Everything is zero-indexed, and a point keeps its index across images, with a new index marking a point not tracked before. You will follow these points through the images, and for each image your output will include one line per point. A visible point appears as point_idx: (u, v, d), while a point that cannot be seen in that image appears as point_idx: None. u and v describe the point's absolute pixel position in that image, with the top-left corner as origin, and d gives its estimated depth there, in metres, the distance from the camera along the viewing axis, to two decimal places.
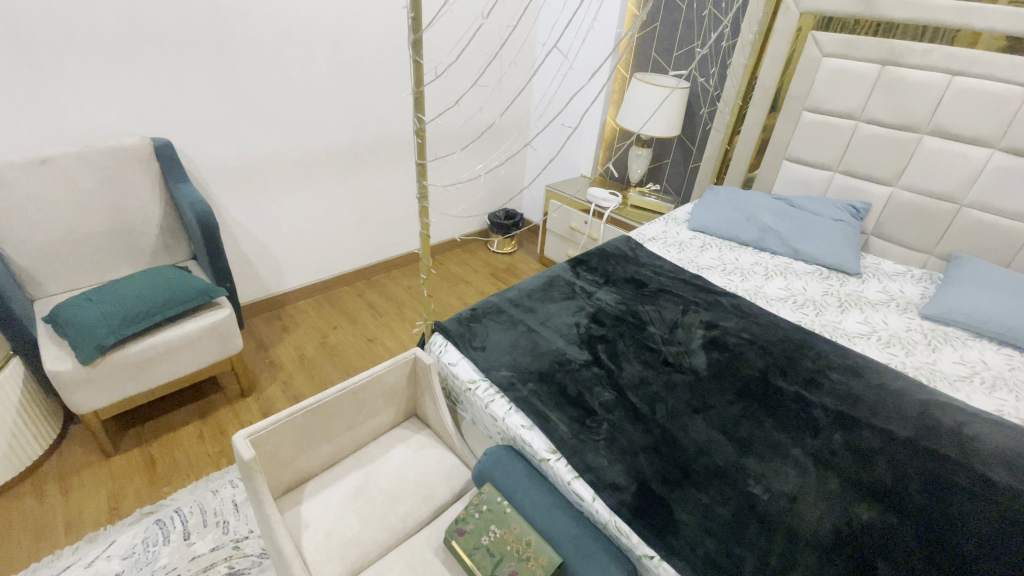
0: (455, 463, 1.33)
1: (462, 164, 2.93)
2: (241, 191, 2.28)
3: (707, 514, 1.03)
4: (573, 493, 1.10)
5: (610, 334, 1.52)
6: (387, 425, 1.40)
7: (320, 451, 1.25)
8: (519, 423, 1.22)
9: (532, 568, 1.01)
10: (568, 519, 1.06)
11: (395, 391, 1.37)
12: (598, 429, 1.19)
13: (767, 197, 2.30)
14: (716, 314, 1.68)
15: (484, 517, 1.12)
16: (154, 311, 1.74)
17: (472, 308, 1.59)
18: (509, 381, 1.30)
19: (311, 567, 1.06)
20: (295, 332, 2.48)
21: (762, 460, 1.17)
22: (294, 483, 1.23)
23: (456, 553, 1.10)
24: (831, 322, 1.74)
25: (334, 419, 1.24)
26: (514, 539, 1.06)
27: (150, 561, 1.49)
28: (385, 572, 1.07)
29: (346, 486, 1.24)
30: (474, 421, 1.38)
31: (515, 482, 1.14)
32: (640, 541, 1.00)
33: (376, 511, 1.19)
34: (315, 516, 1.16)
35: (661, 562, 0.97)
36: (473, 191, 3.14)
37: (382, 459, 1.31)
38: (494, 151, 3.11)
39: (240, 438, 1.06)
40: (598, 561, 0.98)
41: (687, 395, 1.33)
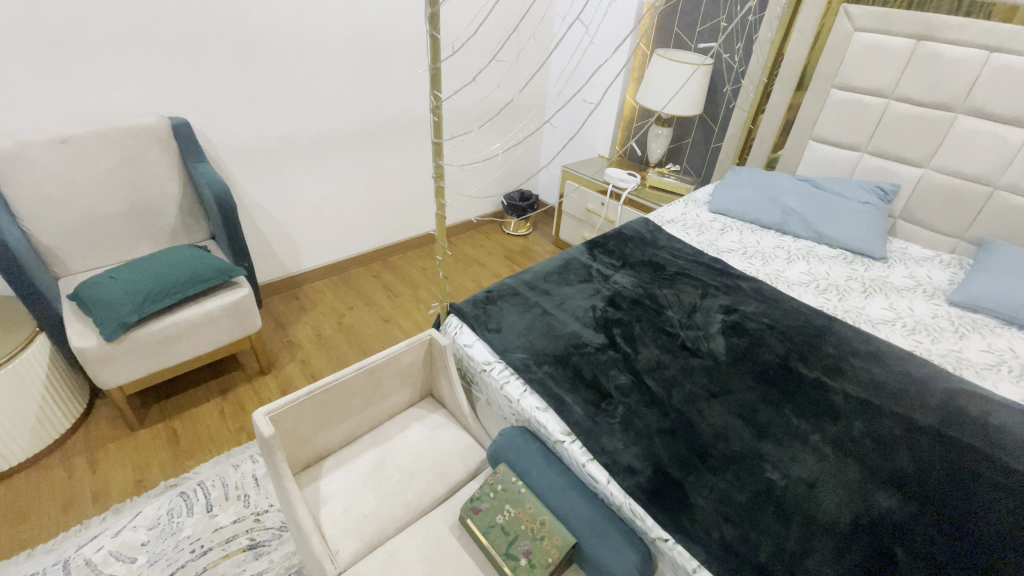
0: (470, 443, 1.34)
1: (478, 143, 2.90)
2: (259, 172, 2.29)
3: (722, 499, 1.02)
4: (587, 475, 1.10)
5: (627, 318, 1.50)
6: (403, 404, 1.41)
7: (337, 429, 1.26)
8: (535, 405, 1.22)
9: (547, 548, 1.02)
10: (582, 500, 1.06)
11: (412, 372, 1.37)
12: (614, 412, 1.18)
13: (791, 179, 2.23)
14: (736, 298, 1.65)
15: (500, 496, 1.12)
16: (175, 289, 1.77)
17: (487, 290, 1.58)
18: (525, 364, 1.30)
19: (330, 541, 1.09)
20: (312, 312, 2.50)
21: (780, 445, 1.15)
22: (313, 459, 1.25)
23: (471, 531, 1.10)
24: (854, 308, 1.70)
25: (352, 398, 1.25)
26: (529, 518, 1.07)
27: (174, 531, 1.54)
28: (401, 548, 1.09)
29: (364, 463, 1.26)
30: (489, 402, 1.39)
31: (530, 463, 1.15)
32: (655, 524, 1.00)
33: (392, 488, 1.20)
34: (333, 492, 1.18)
35: (676, 546, 0.97)
36: (490, 171, 3.10)
37: (399, 438, 1.33)
38: (511, 130, 3.07)
39: (260, 415, 1.08)
40: (613, 542, 0.99)
41: (704, 380, 1.31)
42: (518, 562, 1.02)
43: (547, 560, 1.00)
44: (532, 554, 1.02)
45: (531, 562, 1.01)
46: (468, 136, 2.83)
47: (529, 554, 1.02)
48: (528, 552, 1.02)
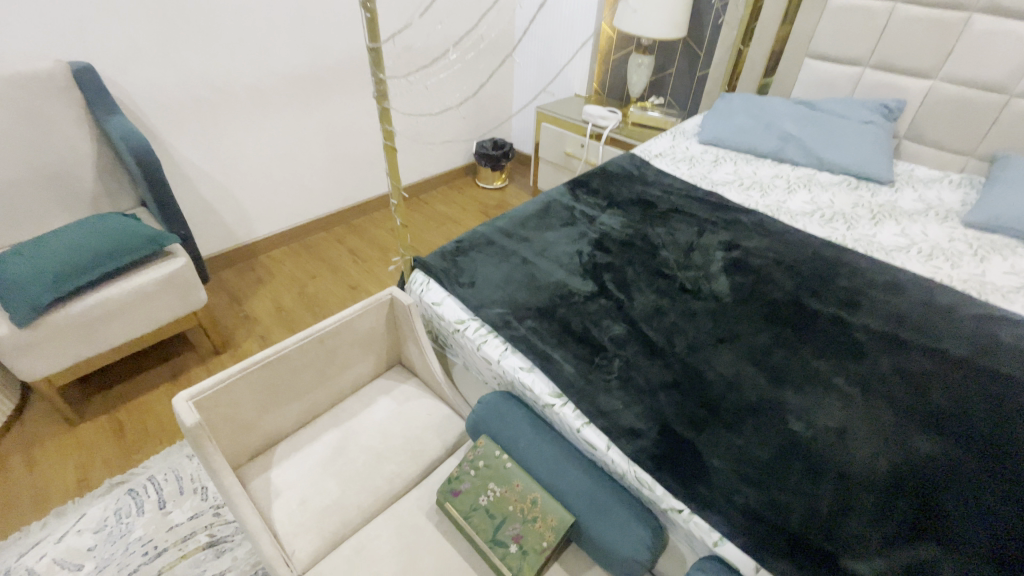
0: (447, 415, 1.16)
1: (426, 47, 2.46)
2: (191, 127, 2.00)
3: (742, 457, 0.87)
4: (583, 441, 0.94)
5: (618, 261, 1.31)
6: (367, 377, 1.22)
7: (288, 411, 1.07)
8: (518, 365, 1.05)
9: (540, 530, 0.87)
10: (579, 472, 0.90)
11: (374, 339, 1.18)
12: (610, 369, 1.01)
13: (787, 102, 2.03)
14: (737, 233, 1.48)
15: (482, 474, 0.95)
16: (96, 263, 1.53)
17: (456, 240, 1.37)
18: (504, 320, 1.11)
19: (284, 541, 0.91)
20: (270, 284, 2.27)
21: (801, 392, 1.00)
22: (262, 447, 1.06)
23: (451, 515, 0.94)
24: (864, 237, 1.54)
25: (301, 374, 1.06)
26: (517, 497, 0.91)
27: (124, 533, 1.33)
28: (371, 541, 0.92)
29: (323, 447, 1.07)
30: (467, 366, 1.21)
31: (516, 433, 0.98)
32: (666, 494, 0.85)
33: (357, 473, 1.02)
34: (286, 482, 1.00)
35: (692, 517, 0.82)
36: (453, 85, 2.69)
37: (363, 415, 1.14)
38: (466, 16, 2.58)
39: (181, 401, 0.88)
40: (617, 518, 0.84)
41: (710, 324, 1.14)
42: (506, 549, 0.86)
43: (542, 544, 0.85)
44: (523, 539, 0.87)
45: (522, 548, 0.86)
46: (412, 39, 2.39)
47: (520, 540, 0.87)
48: (519, 537, 0.87)
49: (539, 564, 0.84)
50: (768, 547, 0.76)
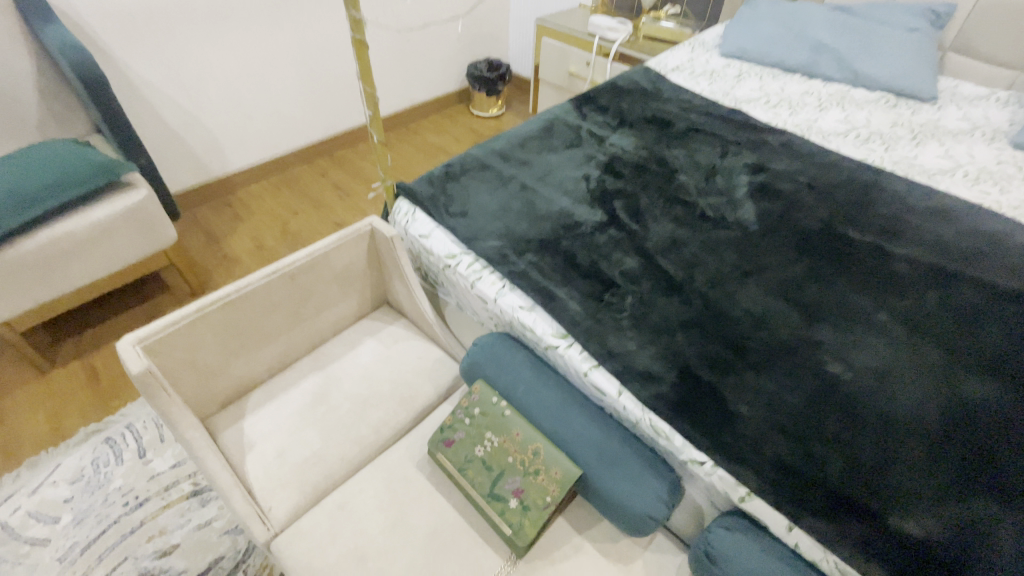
0: (439, 358, 1.03)
1: None
2: (143, 40, 1.75)
3: (770, 404, 0.77)
4: (590, 387, 0.83)
5: (630, 186, 1.15)
6: (351, 319, 1.09)
7: (259, 356, 0.96)
8: (516, 304, 0.92)
9: (543, 484, 0.77)
10: (587, 421, 0.80)
11: (355, 275, 1.04)
12: (621, 306, 0.88)
13: (822, 7, 1.78)
14: (764, 155, 1.31)
15: (478, 422, 0.85)
16: (43, 195, 1.36)
17: (446, 164, 1.20)
18: (500, 253, 0.97)
19: (259, 496, 0.82)
20: (249, 221, 2.11)
21: (837, 330, 0.89)
22: (233, 395, 0.96)
23: (443, 467, 0.84)
24: (904, 159, 1.37)
25: (271, 315, 0.93)
26: (517, 448, 0.81)
27: (103, 484, 1.26)
28: (355, 496, 0.83)
29: (302, 394, 0.96)
30: (460, 305, 1.08)
31: (516, 378, 0.87)
32: (685, 445, 0.75)
33: (339, 422, 0.92)
34: (261, 433, 0.90)
35: (715, 470, 0.72)
36: None
37: (347, 359, 1.02)
38: None
39: (126, 345, 0.76)
40: (630, 472, 0.75)
41: (736, 256, 1.01)
42: (505, 504, 0.77)
43: (545, 500, 0.76)
44: (524, 493, 0.78)
45: (523, 503, 0.77)
46: None
47: (520, 494, 0.78)
48: (519, 491, 0.78)
49: (542, 520, 0.75)
50: (799, 504, 0.67)
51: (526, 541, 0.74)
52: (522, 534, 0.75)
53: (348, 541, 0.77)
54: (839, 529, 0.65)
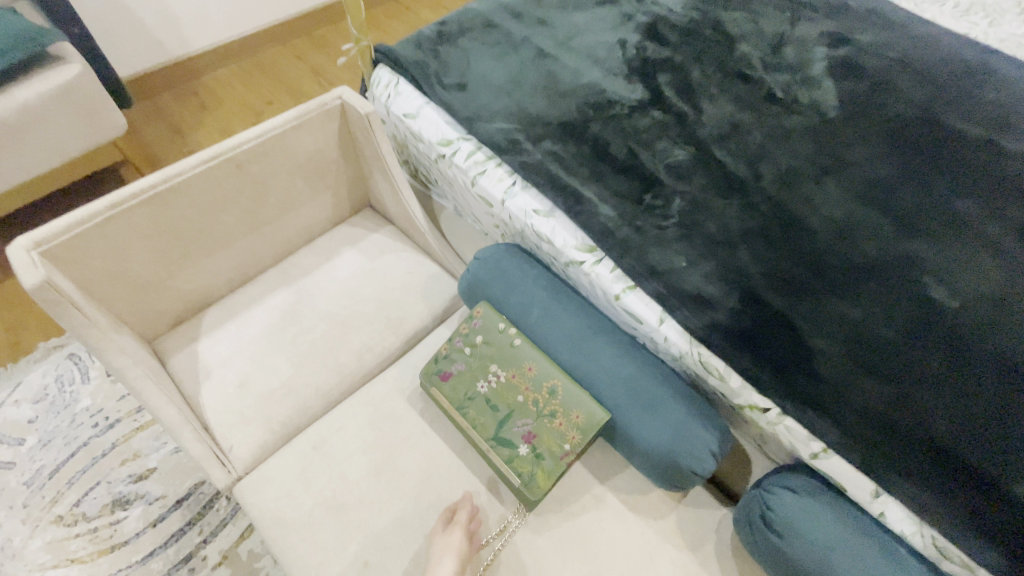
0: (433, 274, 0.85)
1: None
2: None
3: (857, 340, 0.60)
4: (622, 313, 0.65)
5: (679, 57, 0.89)
6: (327, 223, 0.90)
7: (212, 266, 0.78)
8: (530, 207, 0.72)
9: (560, 429, 0.63)
10: (617, 355, 0.64)
11: (326, 167, 0.82)
12: (667, 210, 0.68)
13: None
14: (847, 22, 1.02)
15: (480, 352, 0.69)
16: None
17: (440, 23, 0.94)
18: (510, 139, 0.75)
19: (219, 434, 0.69)
20: (218, 113, 1.83)
21: (939, 241, 0.69)
22: (185, 313, 0.79)
23: (439, 403, 0.70)
24: (1017, 32, 1.08)
25: (222, 215, 0.74)
26: (528, 386, 0.66)
27: (69, 404, 1.15)
28: (334, 435, 0.69)
29: (268, 313, 0.79)
30: (459, 209, 0.88)
31: (527, 299, 0.69)
32: (744, 387, 0.59)
33: (312, 348, 0.76)
34: (218, 359, 0.74)
35: (784, 419, 0.57)
36: None
37: (322, 272, 0.84)
38: None
39: (19, 249, 0.58)
40: (671, 418, 0.59)
41: (810, 152, 0.78)
42: (513, 450, 0.63)
43: (563, 448, 0.62)
44: (537, 439, 0.63)
45: (535, 451, 0.63)
46: None
47: (531, 440, 0.64)
48: (530, 436, 0.64)
49: (558, 471, 0.62)
50: (896, 466, 0.52)
51: (538, 495, 0.61)
52: (534, 487, 0.61)
53: (325, 488, 0.65)
54: (951, 500, 0.50)
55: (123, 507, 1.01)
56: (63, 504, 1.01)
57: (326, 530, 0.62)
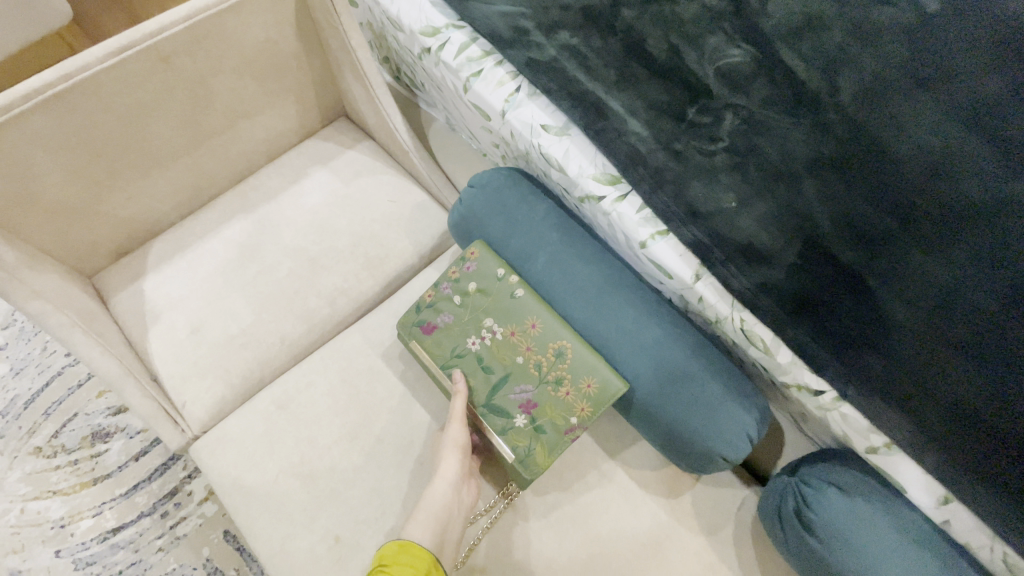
0: (420, 203, 0.71)
1: None
2: None
3: (945, 318, 0.44)
4: (649, 263, 0.54)
5: None
6: (294, 135, 0.74)
7: (150, 188, 0.64)
8: (538, 122, 0.57)
9: (567, 399, 0.53)
10: (637, 315, 0.52)
11: (283, 64, 0.65)
12: (715, 130, 0.53)
13: None
14: None
15: (474, 303, 0.58)
16: None
17: None
18: (516, 29, 0.58)
19: (171, 387, 0.60)
20: None
21: None
22: (127, 244, 0.67)
23: (421, 359, 0.59)
24: None
25: (148, 123, 0.59)
26: (530, 346, 0.55)
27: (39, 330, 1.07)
28: (302, 392, 0.60)
29: (224, 246, 0.67)
30: (453, 123, 0.73)
31: (530, 243, 0.57)
32: (794, 363, 0.48)
33: (276, 288, 0.64)
34: (166, 300, 0.64)
35: (841, 406, 0.46)
36: None
37: (287, 197, 0.70)
38: None
39: None
40: (697, 395, 0.49)
41: (897, 41, 0.53)
42: (507, 420, 0.54)
43: (568, 421, 0.53)
44: (537, 409, 0.54)
45: (534, 422, 0.53)
46: None
47: (530, 408, 0.54)
48: (529, 406, 0.54)
49: (560, 446, 0.53)
50: (1006, 484, 0.41)
51: (534, 474, 0.52)
52: (532, 464, 0.52)
53: (291, 454, 0.57)
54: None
55: (104, 440, 0.98)
56: (41, 436, 0.98)
57: (292, 499, 0.55)
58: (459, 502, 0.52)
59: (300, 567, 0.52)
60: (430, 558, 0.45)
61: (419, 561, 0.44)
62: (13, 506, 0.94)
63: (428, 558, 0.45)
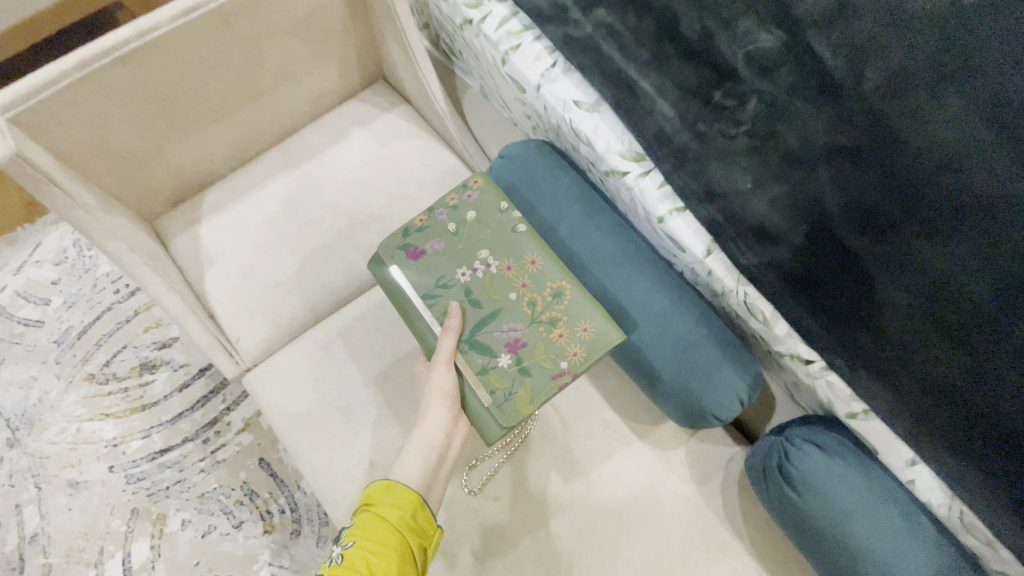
0: (452, 167, 0.76)
1: None
2: None
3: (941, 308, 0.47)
4: (665, 237, 0.59)
5: None
6: (335, 95, 0.78)
7: (207, 140, 0.69)
8: (571, 97, 0.61)
9: (559, 342, 0.55)
10: (652, 282, 0.58)
11: (330, 27, 0.69)
12: (739, 115, 0.56)
13: None
14: None
15: (471, 232, 0.60)
16: None
17: None
18: (554, 4, 0.61)
19: (225, 325, 0.67)
20: None
21: None
22: (184, 191, 0.73)
23: (393, 282, 0.61)
24: None
25: (206, 80, 0.63)
26: (525, 284, 0.57)
27: (89, 268, 1.17)
28: (340, 337, 0.66)
29: (271, 199, 0.72)
30: (487, 95, 0.77)
31: (557, 207, 0.61)
32: (789, 334, 0.54)
33: (318, 241, 0.70)
34: (219, 245, 0.70)
35: (828, 373, 0.52)
36: None
37: (329, 155, 0.75)
38: None
39: None
40: (703, 359, 0.55)
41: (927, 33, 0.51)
42: (490, 360, 0.55)
43: (553, 364, 0.54)
44: (523, 350, 0.55)
45: (518, 363, 0.55)
46: None
47: (514, 348, 0.55)
48: (515, 346, 0.56)
49: (545, 393, 0.54)
50: (959, 448, 0.46)
51: (512, 421, 0.54)
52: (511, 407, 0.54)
53: (332, 389, 0.64)
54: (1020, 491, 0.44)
55: (150, 371, 1.08)
56: (93, 364, 1.09)
57: (333, 428, 0.62)
58: (448, 447, 0.57)
59: (338, 486, 0.60)
60: (415, 500, 0.51)
61: (405, 502, 0.51)
62: (70, 425, 1.05)
63: (412, 501, 0.51)
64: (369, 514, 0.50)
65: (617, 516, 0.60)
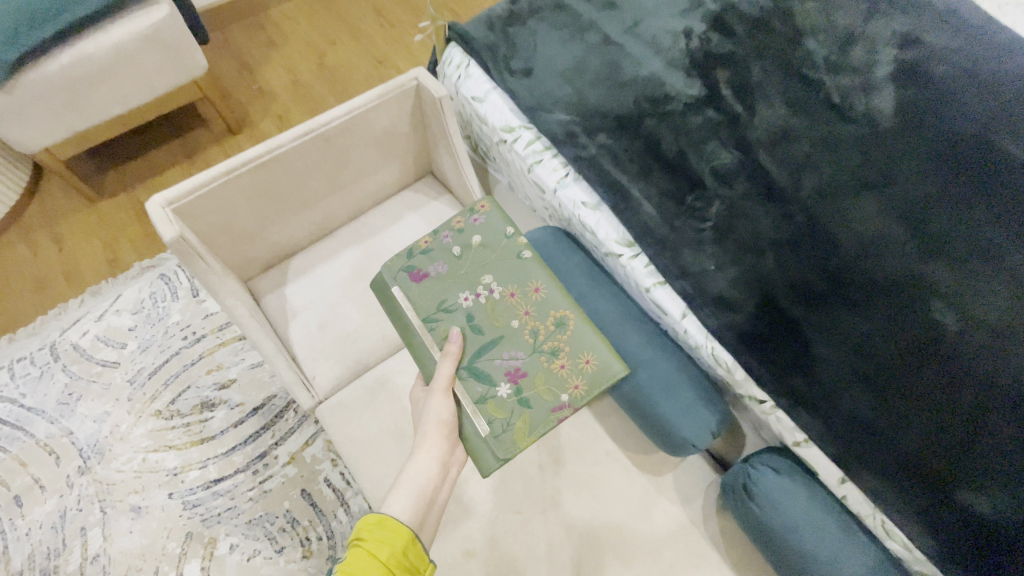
0: None
1: None
2: None
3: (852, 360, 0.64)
4: (651, 303, 0.76)
5: (742, 51, 0.86)
6: (394, 187, 0.99)
7: (297, 221, 0.89)
8: (579, 200, 0.81)
9: (558, 373, 0.71)
10: (642, 338, 0.75)
11: (397, 140, 0.91)
12: (705, 214, 0.75)
13: None
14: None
15: (472, 258, 0.79)
16: (55, 7, 1.17)
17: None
18: (567, 131, 0.83)
19: (302, 366, 0.84)
20: (284, 49, 1.86)
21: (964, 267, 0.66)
22: (273, 259, 0.92)
23: (400, 297, 0.78)
24: None
25: (306, 180, 0.84)
26: (526, 313, 0.74)
27: (162, 317, 1.35)
28: (394, 378, 0.83)
29: (342, 267, 0.91)
30: (512, 187, 0.99)
31: (569, 280, 0.80)
32: (747, 381, 0.69)
33: (378, 301, 0.88)
34: (301, 303, 0.88)
35: (775, 412, 0.68)
36: None
37: (389, 233, 0.95)
38: None
39: (155, 206, 0.70)
40: (683, 399, 0.71)
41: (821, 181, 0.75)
42: (489, 390, 0.70)
43: (548, 392, 0.70)
44: (523, 380, 0.71)
45: (518, 394, 0.70)
46: None
47: (514, 374, 0.71)
48: (514, 376, 0.71)
49: (541, 428, 0.68)
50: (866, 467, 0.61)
51: (509, 454, 0.67)
52: (509, 440, 0.67)
53: (387, 420, 0.80)
54: (913, 499, 0.59)
55: (210, 409, 1.23)
56: (160, 401, 1.25)
57: (388, 451, 0.78)
58: (444, 479, 0.67)
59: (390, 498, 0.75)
60: (406, 537, 0.58)
61: (396, 537, 0.57)
62: (136, 455, 1.20)
63: (403, 538, 0.58)
64: (360, 549, 0.56)
65: (616, 529, 0.73)
